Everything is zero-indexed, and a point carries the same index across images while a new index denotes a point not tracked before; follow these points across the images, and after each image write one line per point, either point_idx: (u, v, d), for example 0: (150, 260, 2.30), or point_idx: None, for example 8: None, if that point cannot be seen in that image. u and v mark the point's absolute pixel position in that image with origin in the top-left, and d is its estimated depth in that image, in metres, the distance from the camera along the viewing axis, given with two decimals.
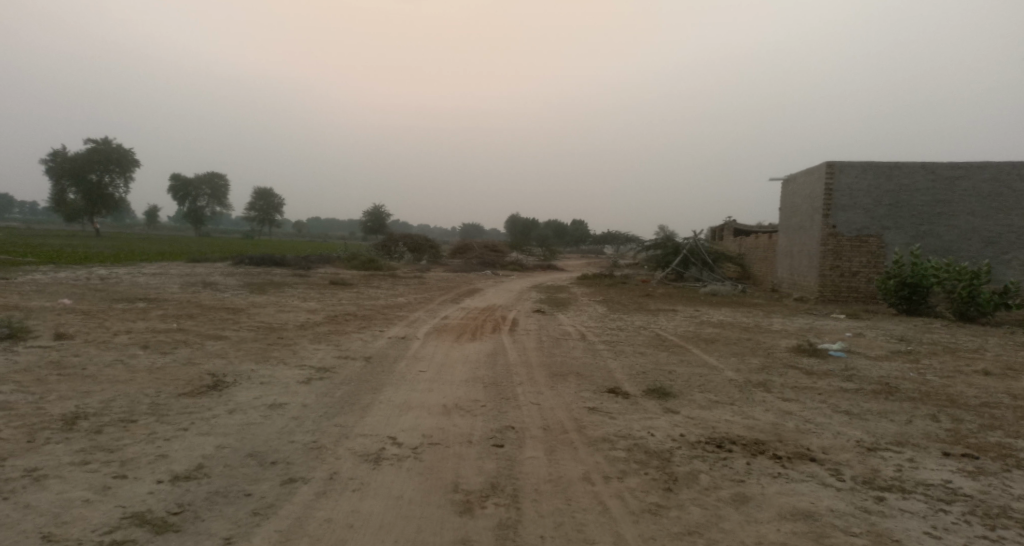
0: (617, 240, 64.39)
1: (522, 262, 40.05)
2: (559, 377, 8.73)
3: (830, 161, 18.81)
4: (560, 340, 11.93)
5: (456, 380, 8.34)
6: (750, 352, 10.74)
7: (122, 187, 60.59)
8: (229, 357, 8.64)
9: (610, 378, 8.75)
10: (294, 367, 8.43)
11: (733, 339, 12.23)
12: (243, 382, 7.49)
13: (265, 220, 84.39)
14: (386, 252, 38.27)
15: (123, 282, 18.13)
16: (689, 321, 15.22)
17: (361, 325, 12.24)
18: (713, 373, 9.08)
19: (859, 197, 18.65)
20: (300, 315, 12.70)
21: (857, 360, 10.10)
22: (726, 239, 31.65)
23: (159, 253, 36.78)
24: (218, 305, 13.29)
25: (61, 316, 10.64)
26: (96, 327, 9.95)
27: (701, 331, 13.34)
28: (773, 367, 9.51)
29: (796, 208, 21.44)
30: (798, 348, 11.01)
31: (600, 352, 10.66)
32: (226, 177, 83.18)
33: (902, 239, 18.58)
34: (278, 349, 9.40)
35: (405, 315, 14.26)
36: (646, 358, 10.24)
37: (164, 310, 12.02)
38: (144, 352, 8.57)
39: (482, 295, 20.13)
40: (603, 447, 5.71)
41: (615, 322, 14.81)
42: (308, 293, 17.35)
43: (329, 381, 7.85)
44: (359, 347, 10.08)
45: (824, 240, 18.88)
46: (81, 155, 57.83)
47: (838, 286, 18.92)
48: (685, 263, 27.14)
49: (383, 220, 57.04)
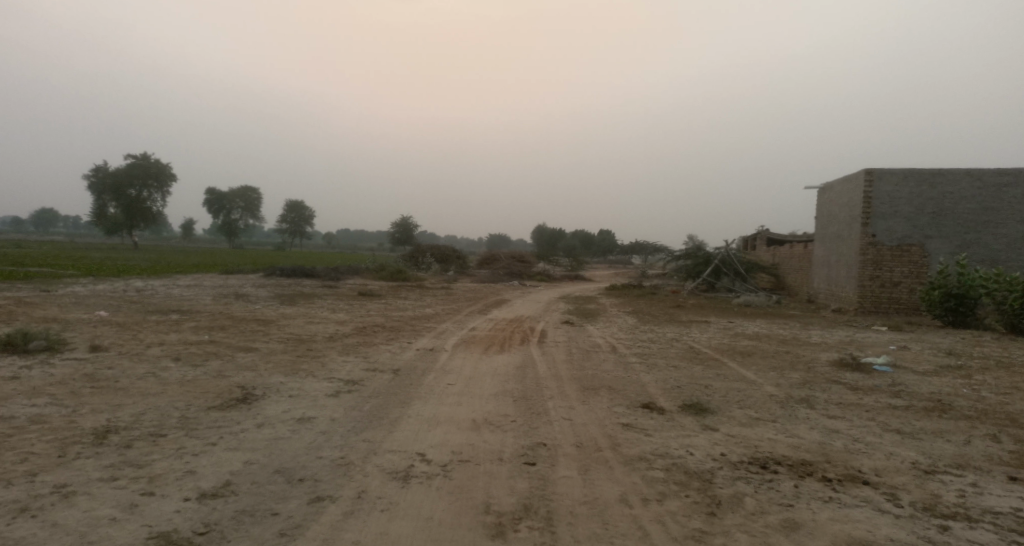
0: (646, 250, 63.84)
1: (550, 272, 39.89)
2: (591, 391, 8.50)
3: (869, 168, 18.28)
4: (592, 352, 11.69)
5: (487, 394, 8.16)
6: (789, 366, 10.37)
7: (160, 201, 62.01)
8: (258, 370, 8.58)
9: (644, 392, 8.49)
10: (322, 380, 8.34)
11: (770, 352, 11.86)
12: (272, 395, 7.41)
13: (296, 232, 85.63)
14: (414, 263, 38.37)
15: (157, 294, 18.35)
16: (723, 333, 14.83)
17: (390, 337, 12.15)
18: (752, 388, 8.76)
19: (899, 205, 18.08)
20: (329, 327, 12.66)
21: (903, 375, 9.68)
22: (759, 248, 31.06)
23: (193, 265, 37.41)
24: (249, 317, 13.32)
25: (96, 328, 10.72)
26: (129, 339, 10.00)
27: (737, 344, 12.97)
28: (815, 381, 9.16)
29: (833, 217, 20.89)
30: (840, 362, 10.61)
31: (632, 365, 10.40)
32: (258, 190, 84.64)
33: (946, 249, 17.96)
34: (307, 361, 9.34)
35: (434, 326, 14.14)
36: (681, 372, 9.93)
37: (196, 322, 12.07)
38: (175, 364, 8.55)
39: (511, 306, 19.96)
40: (640, 466, 5.48)
41: (647, 334, 14.51)
42: (337, 305, 17.36)
43: (358, 395, 7.74)
44: (388, 359, 9.97)
45: (863, 249, 18.33)
46: (120, 169, 59.28)
47: (878, 296, 18.33)
48: (717, 274, 26.64)
49: (412, 231, 57.33)
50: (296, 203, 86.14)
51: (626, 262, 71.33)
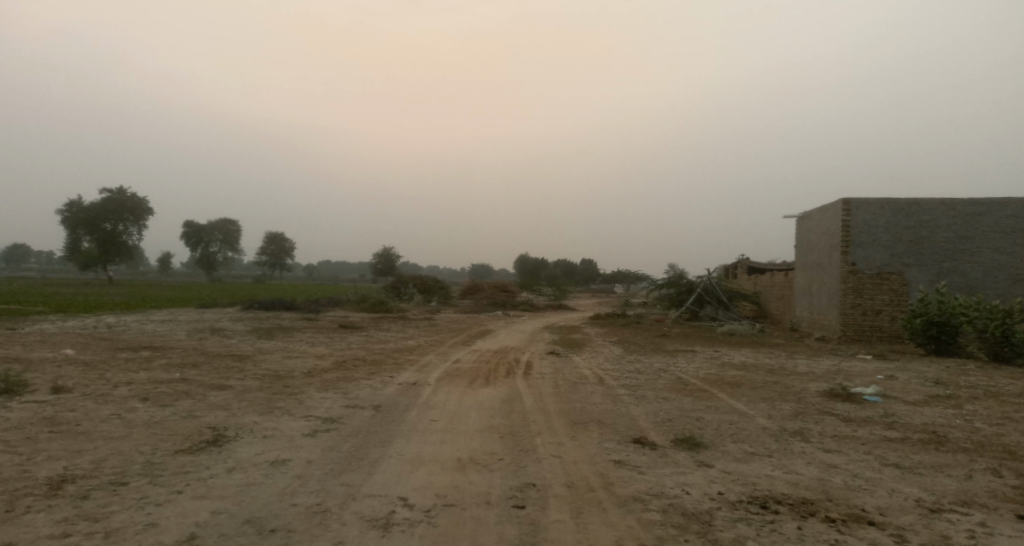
0: (628, 278, 63.91)
1: (533, 302, 39.65)
2: (579, 426, 8.20)
3: (847, 198, 18.38)
4: (578, 384, 11.40)
5: (471, 430, 7.84)
6: (779, 397, 10.16)
7: (136, 235, 61.12)
8: (232, 409, 8.18)
9: (634, 426, 8.22)
10: (299, 418, 7.97)
11: (759, 382, 11.65)
12: (245, 436, 7.03)
13: (276, 263, 84.82)
14: (396, 294, 37.94)
15: (129, 330, 17.77)
16: (710, 363, 14.62)
17: (370, 371, 11.77)
18: (744, 420, 8.53)
19: (878, 234, 18.17)
20: (307, 362, 12.24)
21: (894, 405, 9.51)
22: (740, 276, 31.12)
23: (168, 299, 36.65)
24: (224, 352, 12.86)
25: (61, 368, 10.23)
26: (95, 379, 9.53)
27: (724, 374, 12.76)
28: (807, 413, 8.95)
29: (813, 245, 20.97)
30: (829, 392, 10.42)
31: (620, 398, 10.12)
32: (237, 222, 83.82)
33: (926, 277, 18.04)
34: (283, 398, 8.95)
35: (415, 359, 13.76)
36: (671, 404, 9.67)
37: (168, 359, 11.60)
38: (143, 405, 8.13)
39: (494, 337, 19.65)
40: (635, 508, 5.19)
41: (633, 364, 14.25)
42: (316, 338, 16.91)
43: (336, 434, 7.38)
44: (368, 395, 9.61)
45: (844, 278, 18.35)
46: (96, 204, 58.47)
47: (861, 325, 18.30)
48: (700, 302, 26.57)
49: (393, 262, 56.90)
50: (276, 235, 85.58)
51: (608, 290, 71.32)
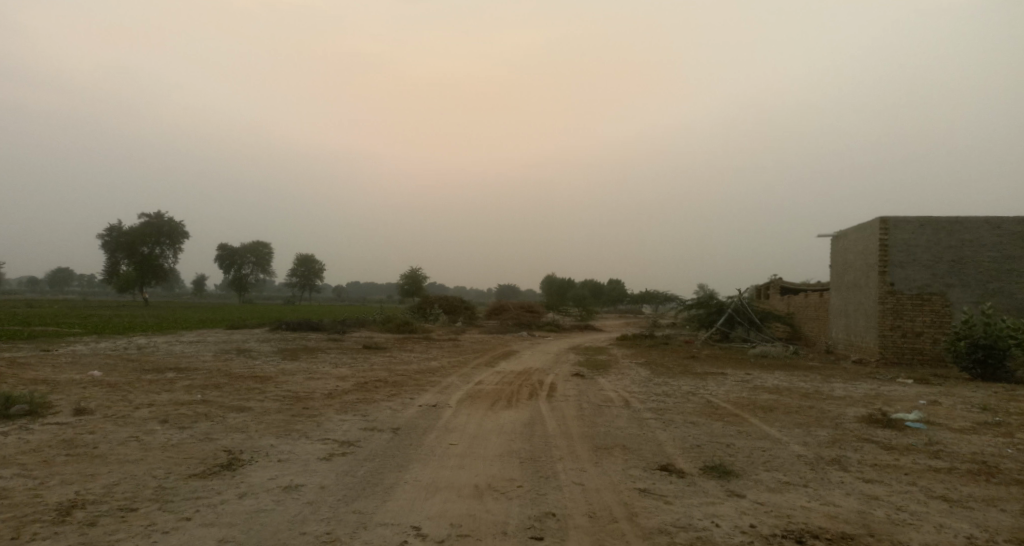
0: (657, 299, 63.27)
1: (560, 323, 39.31)
2: (604, 451, 7.90)
3: (883, 217, 17.83)
4: (604, 407, 11.07)
5: (491, 455, 7.60)
6: (814, 423, 9.73)
7: (171, 258, 62.36)
8: (249, 431, 8.06)
9: (661, 452, 7.89)
10: (316, 441, 7.80)
11: (793, 407, 11.20)
12: (259, 460, 6.90)
13: (306, 284, 85.79)
14: (422, 314, 37.93)
15: (158, 351, 17.89)
16: (741, 386, 14.15)
17: (392, 392, 11.59)
18: (777, 447, 8.15)
19: (917, 253, 17.59)
20: (329, 383, 12.11)
21: (938, 433, 9.02)
22: (772, 297, 30.46)
23: (200, 320, 37.14)
24: (247, 374, 12.81)
25: (85, 389, 10.24)
26: (117, 400, 9.51)
27: (757, 397, 12.31)
28: (845, 440, 8.53)
29: (848, 265, 20.39)
30: (868, 418, 9.96)
31: (647, 422, 9.79)
32: (269, 244, 85.18)
33: (968, 298, 17.38)
34: (302, 421, 8.80)
35: (439, 380, 13.57)
36: (700, 429, 9.30)
37: (191, 380, 11.58)
38: (161, 427, 8.04)
39: (519, 358, 19.36)
40: (660, 541, 4.90)
41: (661, 387, 13.87)
42: (340, 359, 16.83)
43: (353, 458, 7.20)
44: (388, 417, 9.43)
45: (882, 298, 17.74)
46: (134, 228, 59.91)
47: (900, 348, 17.63)
48: (730, 323, 25.98)
49: (421, 281, 57.11)
50: (306, 256, 87.00)
51: (637, 311, 70.63)
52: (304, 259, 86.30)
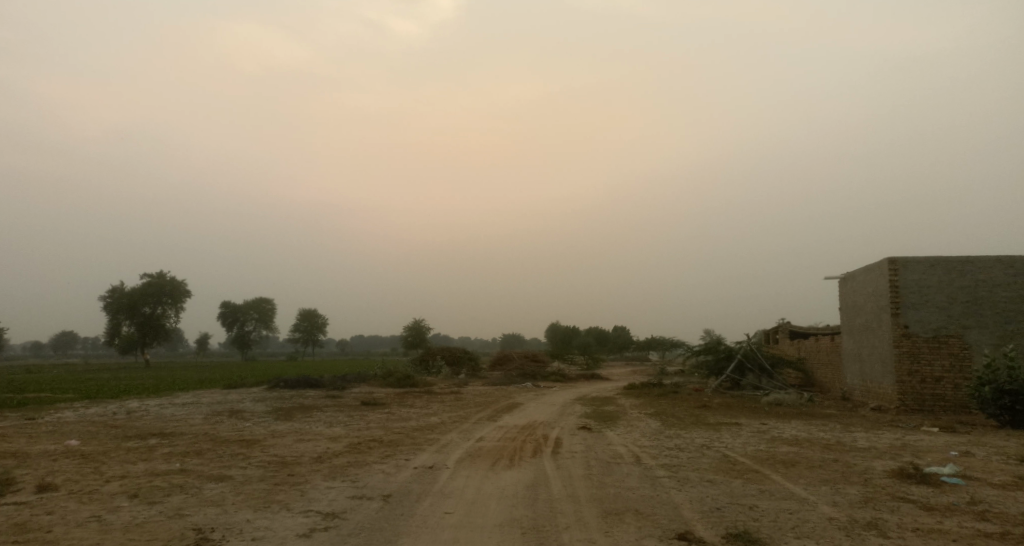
0: (664, 346, 62.38)
1: (566, 373, 38.34)
2: (615, 518, 7.17)
3: (892, 257, 17.26)
4: (612, 465, 10.31)
5: (491, 526, 6.88)
6: (841, 479, 8.98)
7: (174, 318, 61.44)
8: (225, 505, 7.35)
9: (678, 517, 7.17)
10: (297, 515, 7.09)
11: (816, 461, 10.43)
12: (231, 539, 6.19)
13: (309, 339, 85.00)
14: (424, 367, 37.13)
15: (145, 415, 17.08)
16: (757, 437, 13.33)
17: (385, 454, 10.85)
18: (805, 509, 7.41)
19: (930, 294, 16.96)
20: (319, 445, 11.38)
21: (978, 489, 8.27)
22: (781, 342, 29.67)
23: (198, 380, 36.24)
24: (233, 438, 12.04)
25: (55, 462, 9.52)
26: (87, 473, 8.79)
27: (775, 451, 11.53)
28: (879, 499, 7.79)
29: (859, 307, 19.75)
30: (899, 472, 9.21)
31: (661, 481, 9.05)
32: (271, 299, 84.80)
33: (987, 340, 16.68)
34: (285, 490, 8.09)
35: (436, 438, 12.81)
36: (718, 489, 8.54)
37: (171, 447, 10.83)
38: (129, 503, 7.33)
39: (523, 411, 18.54)
40: None
41: (673, 440, 13.08)
42: (335, 417, 16.06)
43: (336, 534, 6.49)
44: (379, 483, 8.71)
45: (897, 342, 17.02)
46: (135, 288, 59.57)
47: (920, 393, 16.83)
48: (740, 370, 25.15)
49: (424, 332, 56.40)
50: (309, 309, 86.81)
51: (643, 358, 69.56)
52: (308, 311, 86.45)
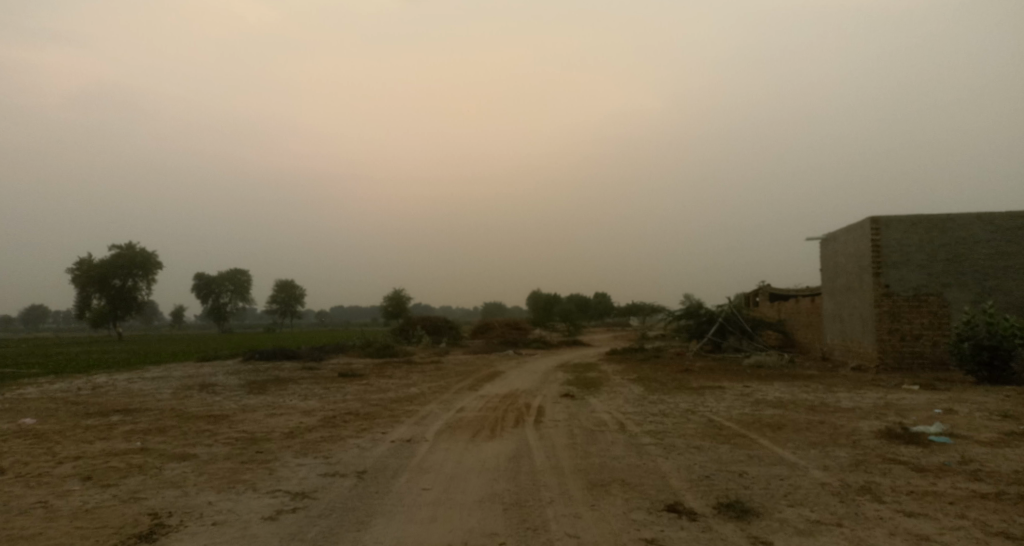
0: (644, 311, 62.46)
1: (548, 340, 38.09)
2: (599, 489, 6.84)
3: (874, 216, 17.01)
4: (596, 432, 10.01)
5: (470, 501, 6.50)
6: (830, 441, 8.73)
7: (145, 290, 60.36)
8: (186, 487, 6.89)
9: (666, 487, 6.85)
10: (263, 496, 6.65)
11: (802, 423, 10.20)
12: (189, 524, 5.74)
13: (286, 311, 84.08)
14: (404, 336, 36.68)
15: (112, 391, 16.46)
16: (741, 400, 13.12)
17: (360, 427, 10.42)
18: (797, 474, 7.14)
19: (910, 253, 16.80)
20: (292, 419, 10.92)
21: (968, 448, 8.06)
22: (761, 304, 29.63)
23: (171, 354, 35.43)
24: (201, 413, 11.53)
25: (7, 443, 8.96)
26: (40, 455, 8.26)
27: (761, 414, 11.28)
28: (870, 462, 7.53)
29: (840, 267, 19.57)
30: (887, 433, 8.99)
31: (646, 448, 8.74)
32: (247, 271, 83.45)
33: (967, 297, 16.59)
34: (253, 469, 7.64)
35: (415, 409, 12.41)
36: (705, 455, 8.24)
37: (134, 425, 10.31)
38: (81, 487, 6.84)
39: (503, 380, 18.20)
40: None
41: (657, 405, 12.79)
42: (310, 390, 15.58)
43: (305, 515, 6.08)
44: (353, 458, 8.30)
45: (878, 301, 16.87)
46: (105, 260, 58.19)
47: (900, 352, 16.74)
48: (721, 333, 25.05)
49: (404, 302, 55.84)
50: (287, 281, 85.80)
51: (624, 323, 69.75)
52: (286, 283, 85.46)
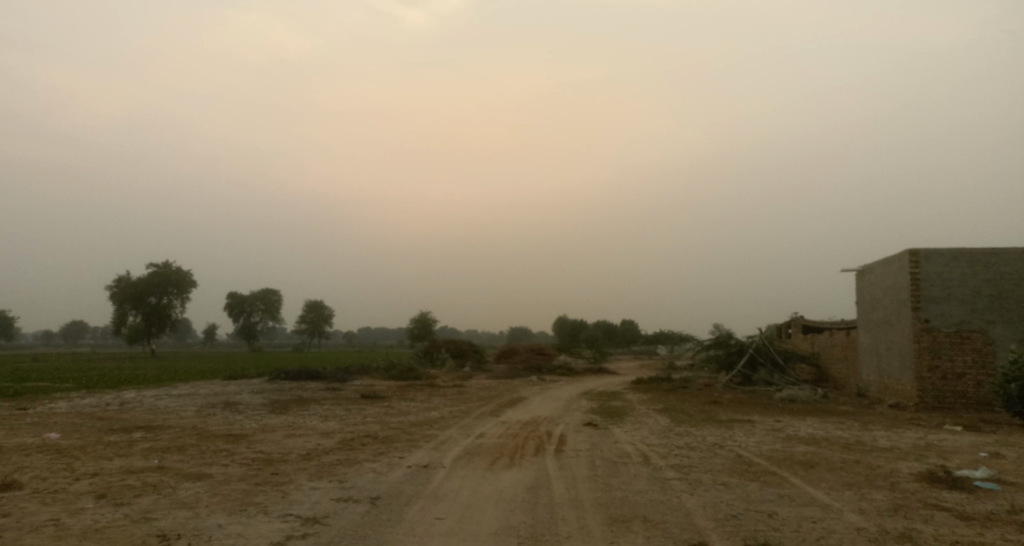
0: (673, 340, 61.54)
1: (574, 367, 37.65)
2: (621, 526, 6.55)
3: (913, 249, 16.50)
4: (619, 465, 9.69)
5: (484, 534, 6.26)
6: (866, 483, 8.30)
7: (179, 307, 61.36)
8: (197, 508, 6.77)
9: (691, 526, 6.53)
10: (274, 520, 6.49)
11: (836, 462, 9.75)
12: None
13: (315, 331, 84.75)
14: (429, 359, 36.56)
15: (138, 407, 16.55)
16: (772, 436, 12.66)
17: (379, 451, 10.24)
18: (830, 517, 6.77)
19: (952, 287, 16.22)
20: (311, 441, 10.80)
21: (1016, 496, 7.59)
22: (794, 336, 28.91)
23: (199, 371, 35.79)
24: (221, 432, 11.47)
25: (27, 457, 8.98)
26: (58, 470, 8.24)
27: (793, 451, 10.84)
28: (909, 506, 7.12)
29: (877, 300, 18.99)
30: (927, 476, 8.52)
31: (671, 483, 8.41)
32: (278, 291, 84.49)
33: (1012, 335, 15.92)
34: (266, 491, 7.51)
35: (435, 434, 12.21)
36: (733, 493, 7.88)
37: (153, 442, 10.28)
38: (93, 505, 6.76)
39: (526, 406, 17.90)
40: None
41: (683, 438, 12.40)
42: (332, 411, 15.47)
43: (315, 542, 5.91)
44: (368, 483, 8.12)
45: (917, 336, 16.27)
46: (141, 277, 59.36)
47: (940, 390, 16.07)
48: (752, 364, 24.45)
49: (431, 325, 55.85)
50: (317, 301, 86.64)
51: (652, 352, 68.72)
52: (316, 303, 86.28)
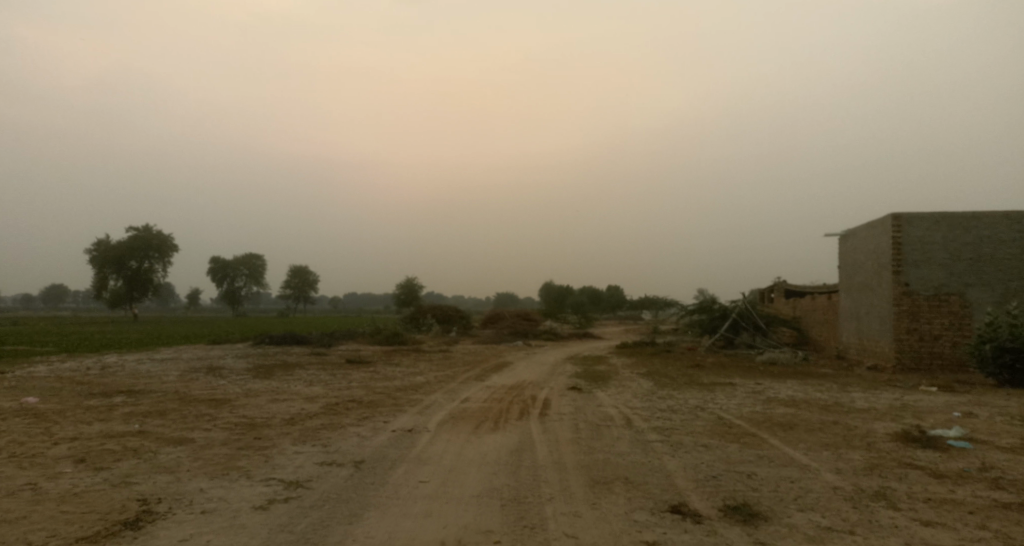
0: (658, 305, 61.96)
1: (559, 331, 37.85)
2: (602, 487, 6.61)
3: (896, 213, 16.58)
4: (601, 427, 9.77)
5: (467, 496, 6.29)
6: (844, 443, 8.43)
7: (162, 273, 60.77)
8: (179, 472, 6.74)
9: (672, 486, 6.60)
10: (256, 484, 6.48)
11: (815, 423, 9.90)
12: (177, 512, 5.58)
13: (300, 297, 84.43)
14: (414, 324, 36.58)
15: (119, 371, 16.43)
16: (752, 398, 12.83)
17: (362, 415, 10.25)
18: (808, 477, 6.87)
19: (932, 251, 16.36)
20: (294, 406, 10.77)
21: (988, 454, 7.75)
22: (777, 300, 29.18)
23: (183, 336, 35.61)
24: (203, 397, 11.40)
25: (5, 422, 8.88)
26: (36, 435, 8.16)
27: (773, 413, 10.99)
28: (885, 466, 7.24)
29: (859, 265, 19.14)
30: (903, 436, 8.68)
31: (653, 445, 8.50)
32: (262, 256, 83.84)
33: (989, 298, 16.14)
34: (249, 455, 7.49)
35: (419, 398, 12.24)
36: (714, 454, 7.98)
37: (134, 407, 10.20)
38: (72, 470, 6.70)
39: (511, 370, 17.99)
40: None
41: (666, 400, 12.52)
42: (316, 376, 15.44)
43: (297, 505, 5.91)
44: (352, 447, 8.13)
45: (897, 300, 16.46)
46: (122, 241, 58.57)
47: (918, 352, 16.33)
48: (735, 328, 24.68)
49: (416, 290, 55.78)
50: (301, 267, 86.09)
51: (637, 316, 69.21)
52: (300, 269, 85.79)
